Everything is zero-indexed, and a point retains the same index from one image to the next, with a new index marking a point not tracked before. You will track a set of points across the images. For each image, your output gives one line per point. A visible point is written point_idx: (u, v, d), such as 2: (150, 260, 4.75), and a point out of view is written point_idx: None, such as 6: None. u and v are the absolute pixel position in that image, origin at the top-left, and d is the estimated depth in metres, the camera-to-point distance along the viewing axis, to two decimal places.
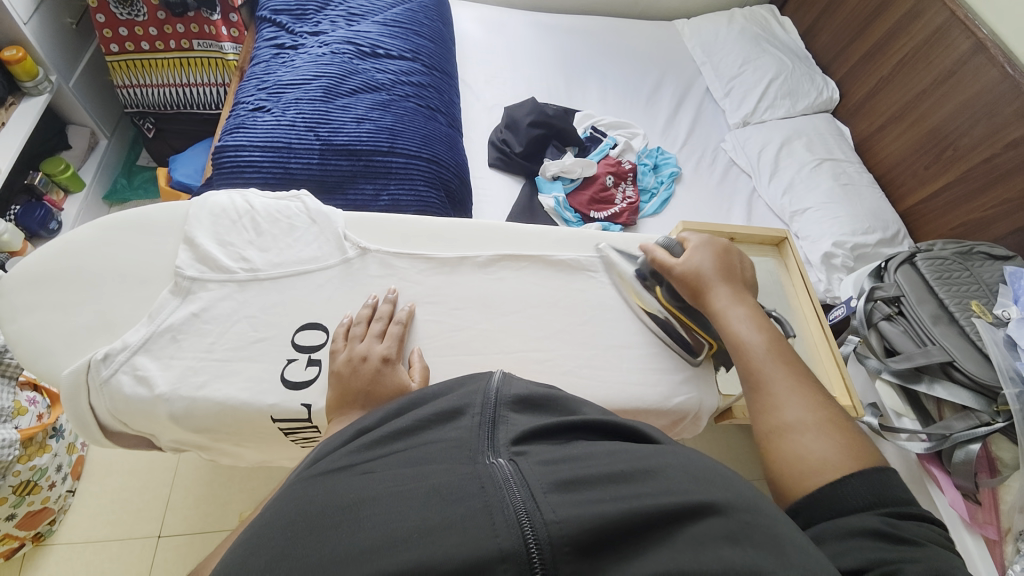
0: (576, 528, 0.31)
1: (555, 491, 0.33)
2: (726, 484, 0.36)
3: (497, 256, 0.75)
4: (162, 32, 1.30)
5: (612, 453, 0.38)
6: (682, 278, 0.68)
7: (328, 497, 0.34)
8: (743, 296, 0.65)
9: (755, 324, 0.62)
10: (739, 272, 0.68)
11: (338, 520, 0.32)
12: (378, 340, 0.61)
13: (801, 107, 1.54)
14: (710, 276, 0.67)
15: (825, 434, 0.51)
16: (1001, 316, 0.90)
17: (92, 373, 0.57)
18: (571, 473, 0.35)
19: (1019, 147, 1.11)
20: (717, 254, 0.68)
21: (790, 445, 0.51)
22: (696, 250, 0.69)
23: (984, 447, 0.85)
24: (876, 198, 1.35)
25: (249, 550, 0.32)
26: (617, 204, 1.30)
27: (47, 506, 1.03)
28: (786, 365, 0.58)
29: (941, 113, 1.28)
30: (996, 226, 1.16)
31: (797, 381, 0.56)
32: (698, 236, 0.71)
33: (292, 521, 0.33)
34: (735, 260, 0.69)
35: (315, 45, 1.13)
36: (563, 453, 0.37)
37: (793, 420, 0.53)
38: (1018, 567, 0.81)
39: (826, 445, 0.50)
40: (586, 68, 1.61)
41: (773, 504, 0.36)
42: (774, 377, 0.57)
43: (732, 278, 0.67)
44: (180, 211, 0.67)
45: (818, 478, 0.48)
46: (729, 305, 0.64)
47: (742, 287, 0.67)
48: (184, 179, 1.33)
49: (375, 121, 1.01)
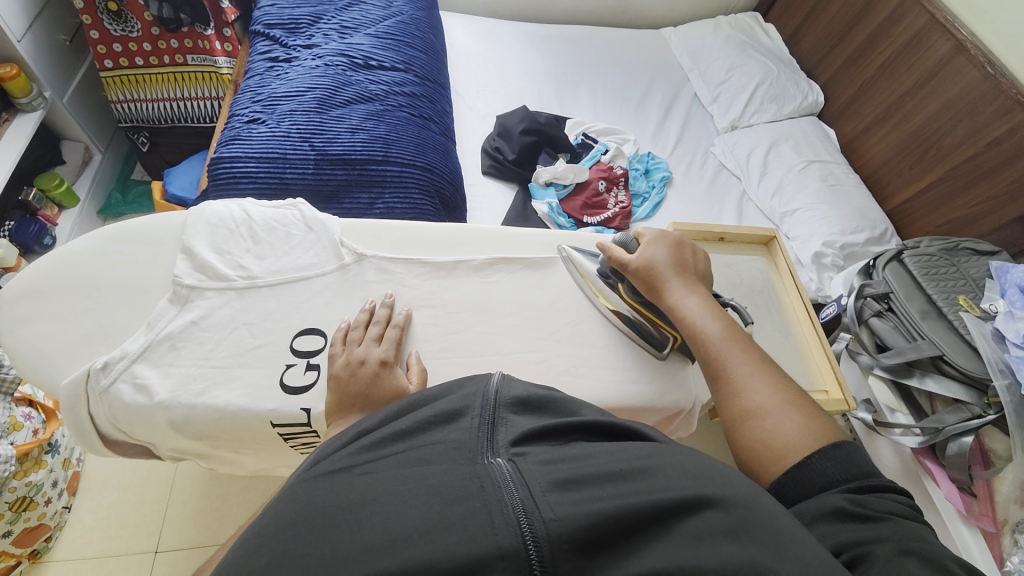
0: (574, 526, 0.31)
1: (554, 489, 0.34)
2: (723, 480, 0.36)
3: (492, 260, 0.76)
4: (156, 48, 1.32)
5: (611, 452, 0.38)
6: (637, 273, 0.69)
7: (330, 498, 0.34)
8: (693, 286, 0.67)
9: (710, 314, 0.63)
10: (690, 262, 0.70)
11: (339, 520, 0.32)
12: (376, 343, 0.61)
13: (787, 111, 1.57)
14: (661, 269, 0.68)
15: (790, 414, 0.52)
16: (988, 310, 0.92)
17: (92, 382, 0.57)
18: (570, 473, 0.35)
19: (1003, 144, 1.14)
20: (670, 248, 0.70)
21: (759, 428, 0.52)
22: (649, 244, 0.70)
23: (977, 439, 0.86)
24: (863, 198, 1.37)
25: (248, 552, 0.32)
26: (610, 208, 1.32)
27: (44, 523, 1.02)
28: (746, 349, 0.59)
29: (923, 114, 1.32)
30: (981, 223, 1.19)
31: (758, 363, 0.58)
32: (650, 231, 0.72)
33: (295, 521, 0.33)
34: (687, 253, 0.71)
35: (308, 57, 1.14)
36: (561, 453, 0.38)
37: (756, 405, 0.53)
38: (1017, 558, 0.82)
39: (793, 425, 0.51)
40: (577, 76, 1.63)
41: (770, 499, 0.36)
42: (737, 361, 0.58)
43: (684, 271, 0.68)
44: (178, 222, 0.68)
45: (784, 461, 0.49)
46: (683, 297, 0.65)
47: (693, 278, 0.68)
48: (179, 192, 1.34)
49: (369, 130, 1.02)
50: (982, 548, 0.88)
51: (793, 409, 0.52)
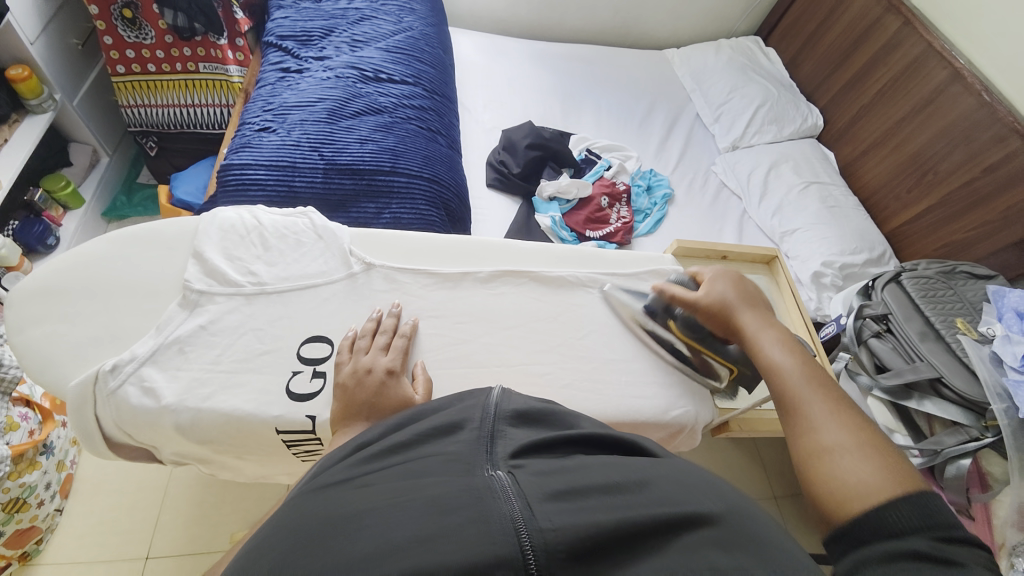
0: (570, 537, 0.31)
1: (550, 500, 0.34)
2: (716, 494, 0.37)
3: (497, 271, 0.76)
4: (169, 55, 1.34)
5: (606, 465, 0.39)
6: (702, 308, 0.70)
7: (329, 510, 0.35)
8: (764, 317, 0.67)
9: (784, 350, 0.62)
10: (758, 296, 0.70)
11: (337, 531, 0.32)
12: (382, 352, 0.62)
13: (787, 132, 1.60)
14: (732, 306, 0.68)
15: (867, 456, 0.48)
16: (985, 333, 0.92)
17: (100, 384, 0.57)
18: (567, 484, 0.36)
19: (998, 171, 1.16)
20: (736, 283, 0.71)
21: (829, 468, 0.49)
22: (715, 282, 0.71)
23: (975, 462, 0.87)
24: (863, 220, 1.39)
25: (252, 563, 0.32)
26: (612, 223, 1.33)
27: (34, 525, 1.01)
28: (818, 382, 0.57)
29: (921, 139, 1.34)
30: (977, 247, 1.21)
31: (830, 397, 0.55)
32: (710, 269, 0.74)
33: (296, 535, 0.33)
34: (752, 287, 0.72)
35: (319, 69, 1.17)
36: (558, 465, 0.38)
37: (833, 443, 0.50)
38: None
39: (865, 465, 0.47)
40: (582, 94, 1.67)
41: (763, 512, 0.38)
42: (812, 394, 0.56)
43: (752, 304, 0.69)
44: (189, 226, 0.69)
45: (861, 502, 0.44)
46: (761, 331, 0.65)
47: (762, 310, 0.68)
48: (186, 196, 1.35)
49: (378, 141, 1.04)
50: None
51: (863, 449, 0.48)
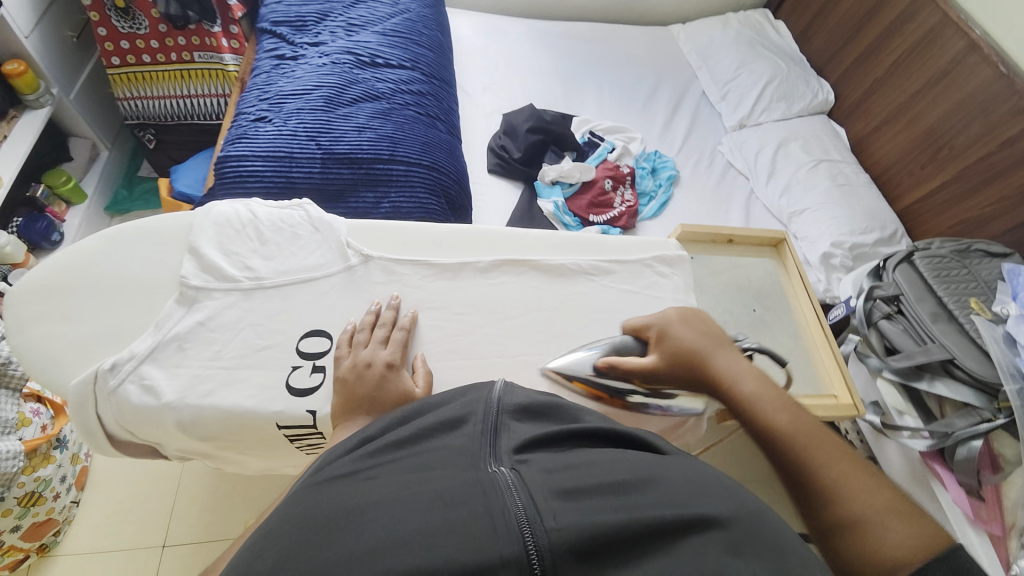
0: (575, 535, 0.31)
1: (555, 499, 0.33)
2: (726, 494, 0.36)
3: (497, 261, 0.75)
4: (163, 45, 1.32)
5: (614, 462, 0.38)
6: (665, 370, 0.60)
7: (332, 502, 0.34)
8: (732, 360, 0.58)
9: (767, 398, 0.52)
10: (718, 334, 0.62)
11: (340, 523, 0.32)
12: (382, 345, 0.61)
13: (796, 109, 1.55)
14: (693, 353, 0.59)
15: (888, 518, 0.42)
16: (999, 313, 0.90)
17: (100, 383, 0.57)
18: (573, 482, 0.35)
19: (1015, 145, 1.12)
20: (688, 326, 0.62)
21: (853, 537, 0.42)
22: (665, 335, 0.62)
23: (986, 444, 0.84)
24: (874, 198, 1.36)
25: (255, 554, 0.31)
26: (616, 207, 1.31)
27: (51, 517, 1.03)
28: (822, 432, 0.48)
29: (936, 112, 1.29)
30: (993, 224, 1.16)
31: (839, 451, 0.47)
32: (652, 320, 0.65)
33: (298, 523, 0.32)
34: (704, 322, 0.64)
35: (314, 55, 1.14)
36: (563, 462, 0.37)
37: (849, 505, 0.43)
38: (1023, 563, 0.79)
39: (893, 531, 0.41)
40: (584, 74, 1.62)
41: (778, 518, 0.36)
42: (824, 450, 0.47)
43: (715, 347, 0.60)
44: (184, 222, 0.68)
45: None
46: (732, 375, 0.56)
47: (729, 349, 0.59)
48: (186, 189, 1.34)
49: (375, 129, 1.02)
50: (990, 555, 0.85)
51: (894, 514, 0.42)
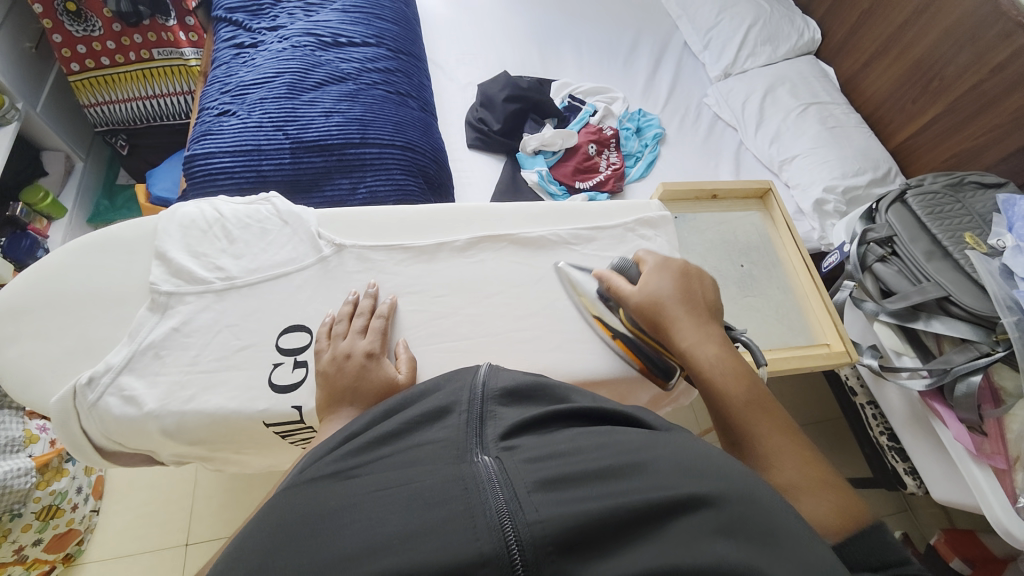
0: (559, 527, 0.29)
1: (539, 490, 0.31)
2: (719, 472, 0.34)
3: (475, 238, 0.74)
4: (120, 45, 1.27)
5: (603, 444, 0.36)
6: (636, 308, 0.63)
7: (314, 504, 0.33)
8: (705, 328, 0.60)
9: (728, 372, 0.56)
10: (700, 300, 0.63)
11: (320, 529, 0.31)
12: (361, 335, 0.60)
13: (782, 52, 1.49)
14: (666, 305, 0.61)
15: (817, 494, 0.44)
16: (995, 246, 0.88)
17: (79, 398, 0.57)
18: (558, 470, 0.33)
19: (1006, 70, 1.06)
20: (676, 279, 0.64)
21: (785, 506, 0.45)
22: (652, 275, 0.64)
23: (985, 377, 0.83)
24: (866, 138, 1.31)
25: (234, 564, 0.31)
26: (602, 171, 1.28)
27: (73, 528, 1.05)
28: (771, 411, 0.53)
29: (925, 42, 1.23)
30: (987, 154, 1.12)
31: (778, 427, 0.51)
32: (654, 259, 0.67)
33: (280, 530, 0.32)
34: (696, 283, 0.64)
35: (274, 40, 1.09)
36: (552, 448, 0.35)
37: (786, 482, 0.46)
38: None
39: (817, 505, 0.43)
40: (560, 35, 1.56)
41: (771, 494, 0.34)
42: (762, 426, 0.51)
43: (690, 309, 0.61)
44: (149, 226, 0.67)
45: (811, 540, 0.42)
46: (694, 342, 0.58)
47: (705, 323, 0.60)
48: (164, 192, 1.32)
49: (344, 112, 0.99)
50: (995, 489, 0.82)
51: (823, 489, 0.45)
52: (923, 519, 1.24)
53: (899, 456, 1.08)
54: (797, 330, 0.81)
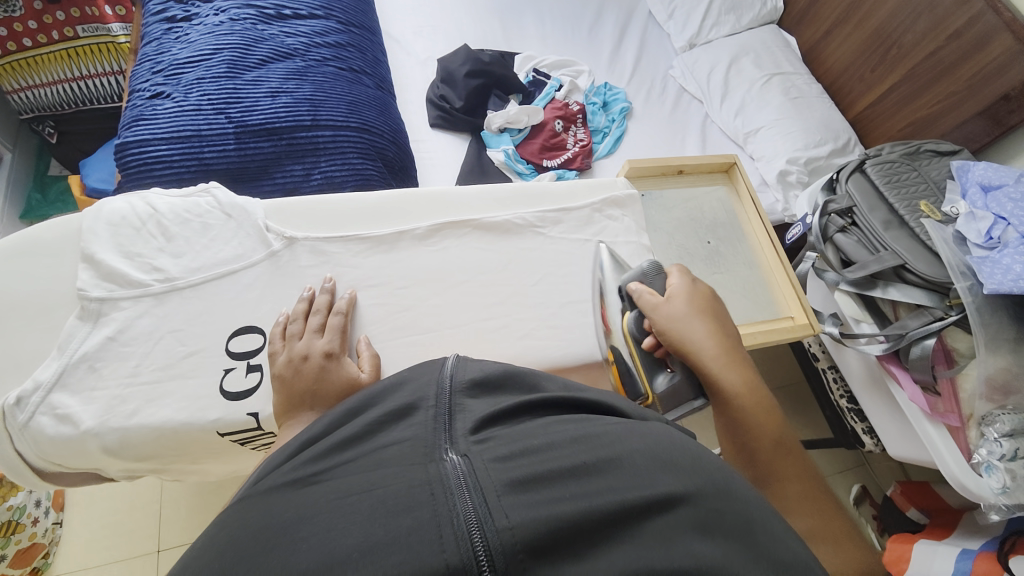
0: (530, 532, 0.28)
1: (510, 492, 0.30)
2: (695, 464, 0.34)
3: (437, 225, 0.71)
4: (42, 23, 1.14)
5: (577, 438, 0.35)
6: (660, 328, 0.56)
7: (267, 518, 0.30)
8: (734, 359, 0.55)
9: (755, 406, 0.51)
10: (728, 330, 0.58)
11: (272, 544, 0.28)
12: (318, 334, 0.57)
13: (746, 21, 1.48)
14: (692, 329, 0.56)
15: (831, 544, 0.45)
16: (949, 214, 0.91)
17: (8, 419, 0.52)
18: (530, 469, 0.32)
19: (962, 36, 1.07)
20: (705, 303, 0.59)
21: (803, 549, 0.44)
22: (681, 295, 0.58)
23: (939, 341, 0.86)
24: (827, 109, 1.33)
25: None
26: (570, 148, 1.25)
27: (36, 542, 1.00)
28: (795, 452, 0.50)
29: (884, 10, 1.24)
30: (941, 122, 1.15)
31: (803, 470, 0.48)
32: (684, 279, 0.61)
33: (228, 548, 0.29)
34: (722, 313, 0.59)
35: (210, 12, 0.99)
36: (523, 444, 0.34)
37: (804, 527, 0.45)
38: (984, 450, 0.85)
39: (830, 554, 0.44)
40: (522, 4, 1.49)
41: (746, 485, 0.34)
42: (798, 470, 0.48)
43: (719, 336, 0.56)
44: (74, 226, 0.61)
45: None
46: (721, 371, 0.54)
47: (732, 351, 0.56)
48: (99, 184, 1.22)
49: (292, 92, 0.92)
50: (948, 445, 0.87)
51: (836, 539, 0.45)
52: (878, 472, 1.33)
53: (858, 417, 1.13)
54: (761, 302, 0.82)
